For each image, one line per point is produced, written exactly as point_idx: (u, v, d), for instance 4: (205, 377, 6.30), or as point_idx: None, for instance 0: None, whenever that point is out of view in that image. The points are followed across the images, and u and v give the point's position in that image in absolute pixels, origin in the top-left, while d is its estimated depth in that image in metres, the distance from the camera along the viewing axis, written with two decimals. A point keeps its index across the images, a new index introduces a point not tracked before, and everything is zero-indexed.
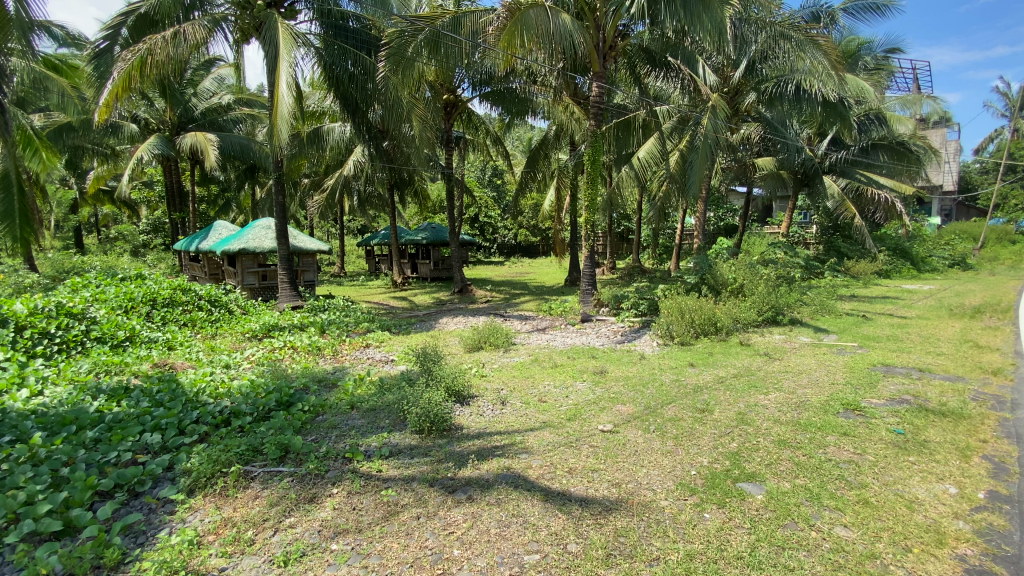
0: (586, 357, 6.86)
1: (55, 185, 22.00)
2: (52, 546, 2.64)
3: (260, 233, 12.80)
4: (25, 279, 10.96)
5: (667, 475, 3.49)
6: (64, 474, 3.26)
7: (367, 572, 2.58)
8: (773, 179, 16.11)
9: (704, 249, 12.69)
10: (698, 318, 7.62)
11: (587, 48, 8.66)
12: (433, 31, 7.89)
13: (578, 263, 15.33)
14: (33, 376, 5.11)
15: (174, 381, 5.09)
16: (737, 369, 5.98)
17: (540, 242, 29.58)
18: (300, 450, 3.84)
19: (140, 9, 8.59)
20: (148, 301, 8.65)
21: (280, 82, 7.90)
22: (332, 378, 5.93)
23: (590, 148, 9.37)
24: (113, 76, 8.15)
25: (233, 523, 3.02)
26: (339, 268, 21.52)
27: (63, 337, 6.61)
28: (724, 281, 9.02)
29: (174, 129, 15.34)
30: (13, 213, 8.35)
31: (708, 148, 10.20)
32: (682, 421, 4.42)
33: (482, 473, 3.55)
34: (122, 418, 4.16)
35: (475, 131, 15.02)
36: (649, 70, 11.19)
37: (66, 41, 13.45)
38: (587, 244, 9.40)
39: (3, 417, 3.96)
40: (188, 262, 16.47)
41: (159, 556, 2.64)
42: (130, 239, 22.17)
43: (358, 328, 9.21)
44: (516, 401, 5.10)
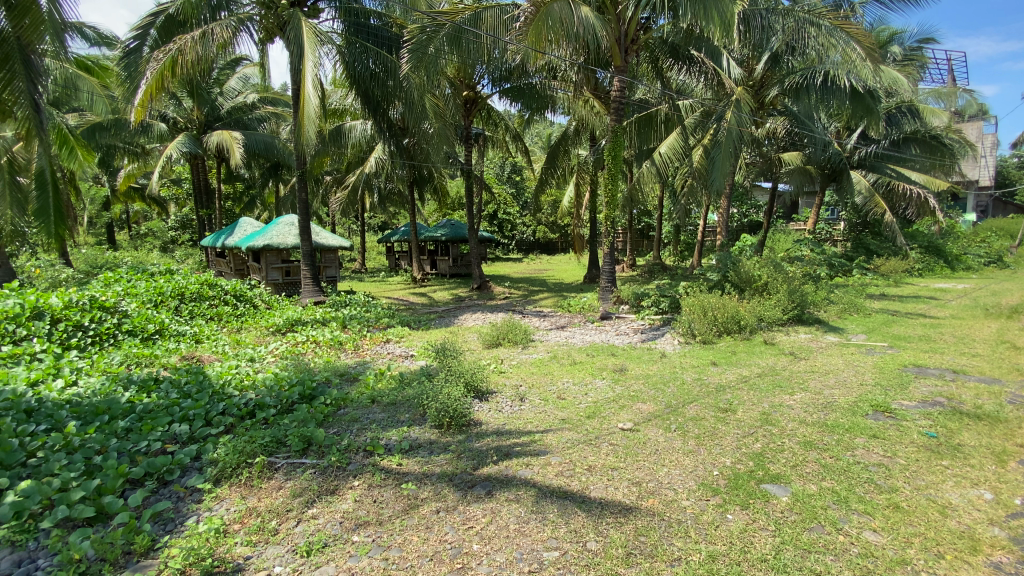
0: (605, 355, 6.77)
1: (89, 183, 22.81)
2: (85, 532, 2.73)
3: (283, 230, 13.02)
4: (61, 274, 11.39)
5: (688, 475, 3.44)
6: (96, 462, 3.37)
7: (387, 564, 2.61)
8: (799, 174, 15.70)
9: (727, 246, 12.40)
10: (720, 316, 7.48)
11: (608, 42, 8.56)
12: (453, 27, 7.89)
13: (597, 260, 15.19)
14: (68, 367, 5.31)
15: (202, 373, 5.24)
16: (761, 369, 5.85)
17: (559, 238, 29.58)
18: (322, 443, 3.90)
19: (169, 9, 8.81)
20: (177, 296, 8.89)
21: (305, 82, 8.03)
22: (353, 373, 6.02)
23: (611, 144, 9.26)
24: (146, 75, 8.39)
25: (258, 513, 3.08)
26: (361, 264, 21.80)
27: (96, 330, 6.86)
28: (748, 279, 8.83)
29: (201, 128, 15.71)
30: (48, 209, 8.69)
31: (731, 142, 10.05)
32: (705, 421, 4.35)
33: (501, 469, 3.56)
34: (152, 408, 4.30)
35: (494, 128, 14.96)
36: (671, 63, 11.01)
37: (98, 42, 13.86)
38: (608, 241, 9.30)
39: (39, 406, 4.10)
40: (214, 258, 16.84)
41: (186, 543, 2.66)
42: (159, 235, 22.89)
43: (379, 323, 9.32)
44: (535, 398, 5.09)
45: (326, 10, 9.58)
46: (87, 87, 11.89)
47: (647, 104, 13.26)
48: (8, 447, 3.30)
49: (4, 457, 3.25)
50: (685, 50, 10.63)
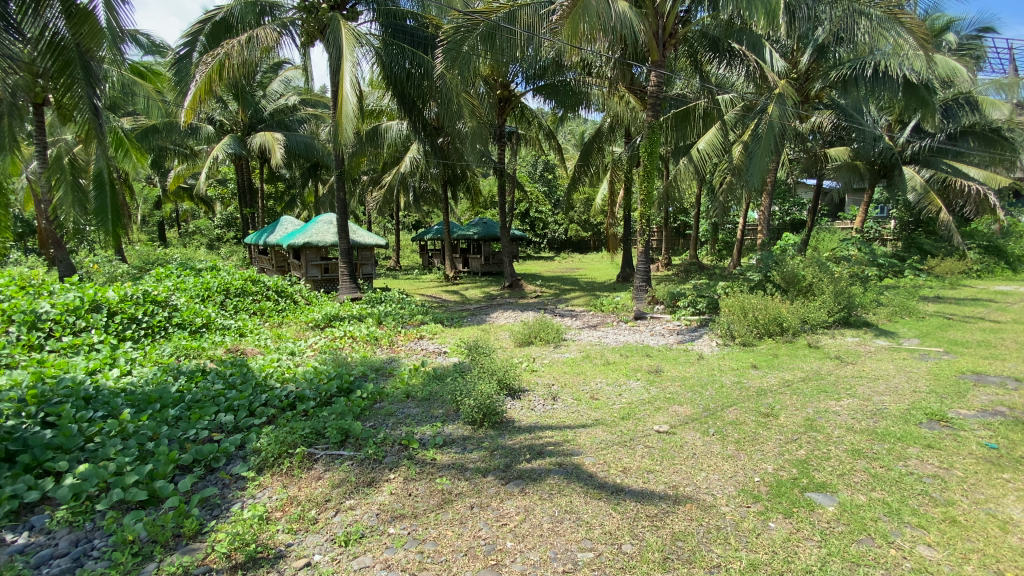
0: (640, 355, 6.67)
1: (142, 184, 24.09)
2: (138, 515, 2.87)
3: (322, 228, 13.38)
4: (117, 269, 12.06)
5: (728, 480, 3.34)
6: (148, 448, 3.55)
7: (422, 557, 2.63)
8: (847, 170, 15.01)
9: (768, 245, 11.97)
10: (762, 318, 7.23)
11: (645, 36, 8.38)
12: (489, 25, 7.85)
13: (631, 259, 14.93)
14: (122, 358, 5.62)
15: (246, 365, 5.44)
16: (805, 373, 5.62)
17: (591, 237, 29.38)
18: (359, 436, 3.98)
19: (216, 16, 9.16)
20: (222, 291, 9.26)
21: (344, 82, 8.20)
22: (388, 367, 6.14)
23: (647, 140, 9.08)
24: (196, 79, 8.76)
25: (298, 502, 3.17)
26: (395, 262, 22.19)
27: (149, 322, 7.23)
28: (791, 279, 8.50)
29: (245, 130, 16.31)
30: (107, 209, 9.36)
31: (772, 137, 9.71)
32: (745, 425, 4.22)
33: (535, 467, 3.55)
34: (200, 398, 4.50)
35: (528, 126, 14.91)
36: (711, 57, 10.65)
37: (151, 49, 14.56)
38: (643, 239, 9.11)
39: (97, 393, 4.35)
40: (257, 255, 17.47)
41: (232, 528, 2.75)
42: (206, 233, 23.96)
43: (413, 319, 9.47)
44: (567, 397, 5.06)
45: (365, 12, 9.78)
46: (143, 93, 12.59)
47: (685, 99, 12.94)
48: (68, 432, 3.52)
49: (65, 442, 3.46)
50: (726, 43, 10.29)
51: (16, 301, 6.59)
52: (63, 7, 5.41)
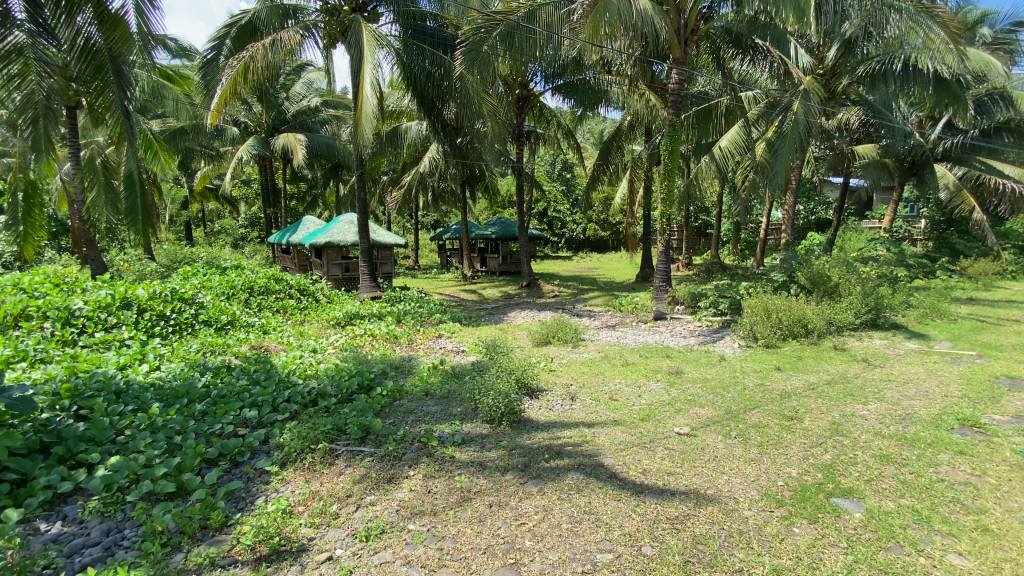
0: (660, 356, 6.60)
1: (170, 184, 24.77)
2: (166, 507, 2.95)
3: (343, 228, 13.57)
4: (147, 267, 12.43)
5: (750, 484, 3.29)
6: (177, 441, 3.66)
7: (442, 554, 2.65)
8: (875, 168, 14.62)
9: (792, 245, 11.71)
10: (786, 319, 7.08)
11: (667, 33, 8.28)
12: (508, 24, 7.83)
13: (650, 259, 14.78)
14: (152, 354, 5.78)
15: (269, 362, 5.55)
16: (831, 376, 5.49)
17: (610, 236, 29.16)
18: (379, 433, 4.03)
19: (242, 20, 9.35)
20: (247, 289, 9.46)
21: (364, 84, 8.31)
22: (407, 365, 6.19)
23: (668, 138, 8.97)
24: (222, 82, 8.97)
25: (320, 496, 3.22)
26: (415, 261, 22.38)
27: (176, 320, 7.43)
28: (816, 279, 8.31)
29: (269, 131, 16.63)
30: (136, 208, 9.65)
31: (797, 134, 9.51)
32: (768, 428, 4.14)
33: (554, 466, 3.54)
34: (225, 393, 4.61)
35: (546, 125, 14.86)
36: (734, 53, 10.58)
37: (180, 53, 14.95)
38: (663, 239, 9.01)
39: (127, 388, 4.49)
40: (280, 254, 17.80)
41: (256, 522, 2.81)
42: (231, 232, 24.53)
43: (431, 318, 9.53)
44: (586, 398, 5.03)
45: (385, 13, 9.88)
46: (171, 96, 12.95)
47: (706, 97, 12.76)
48: (100, 425, 3.64)
49: (97, 434, 3.58)
50: (749, 39, 10.24)
51: (51, 298, 6.84)
52: (95, 13, 5.56)
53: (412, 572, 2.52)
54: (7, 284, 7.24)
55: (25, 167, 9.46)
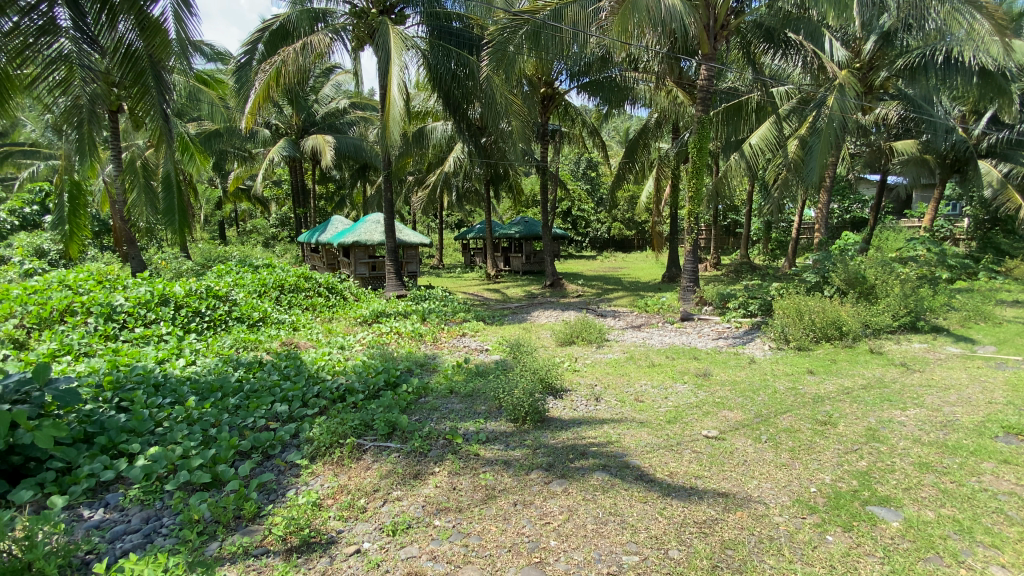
0: (687, 358, 6.50)
1: (205, 186, 25.62)
2: (202, 497, 3.06)
3: (370, 227, 13.79)
4: (183, 266, 12.86)
5: (781, 489, 3.21)
6: (211, 434, 3.79)
7: (467, 551, 2.67)
8: (914, 165, 14.06)
9: (826, 245, 11.34)
10: (819, 321, 6.89)
11: (696, 29, 8.11)
12: (534, 23, 7.78)
13: (677, 259, 14.55)
14: (188, 349, 6.00)
15: (299, 358, 5.69)
16: (867, 381, 5.30)
17: (635, 235, 28.81)
18: (405, 429, 4.09)
19: (274, 24, 9.57)
20: (278, 287, 9.70)
21: (391, 86, 8.41)
22: (432, 363, 6.25)
23: (696, 136, 8.81)
24: (255, 86, 9.23)
25: (348, 490, 3.28)
26: (439, 260, 22.57)
27: (211, 316, 7.68)
28: (851, 280, 8.04)
29: (299, 133, 17.02)
30: (173, 209, 10.02)
31: (832, 130, 9.21)
32: (800, 433, 4.02)
33: (578, 467, 3.52)
34: (257, 388, 4.75)
35: (571, 123, 14.79)
36: (766, 48, 10.35)
37: (215, 57, 15.40)
38: (690, 238, 8.85)
39: (165, 381, 4.68)
40: (309, 253, 18.19)
41: (287, 513, 2.89)
42: (262, 232, 25.24)
43: (455, 317, 9.60)
44: (611, 399, 4.98)
45: (412, 15, 10.00)
46: (207, 100, 13.38)
47: (736, 93, 12.49)
48: (140, 417, 3.80)
49: (138, 425, 3.74)
50: (782, 33, 9.99)
51: (95, 294, 7.16)
52: (135, 20, 5.66)
53: (438, 567, 2.55)
54: (54, 281, 7.60)
55: (71, 169, 9.92)
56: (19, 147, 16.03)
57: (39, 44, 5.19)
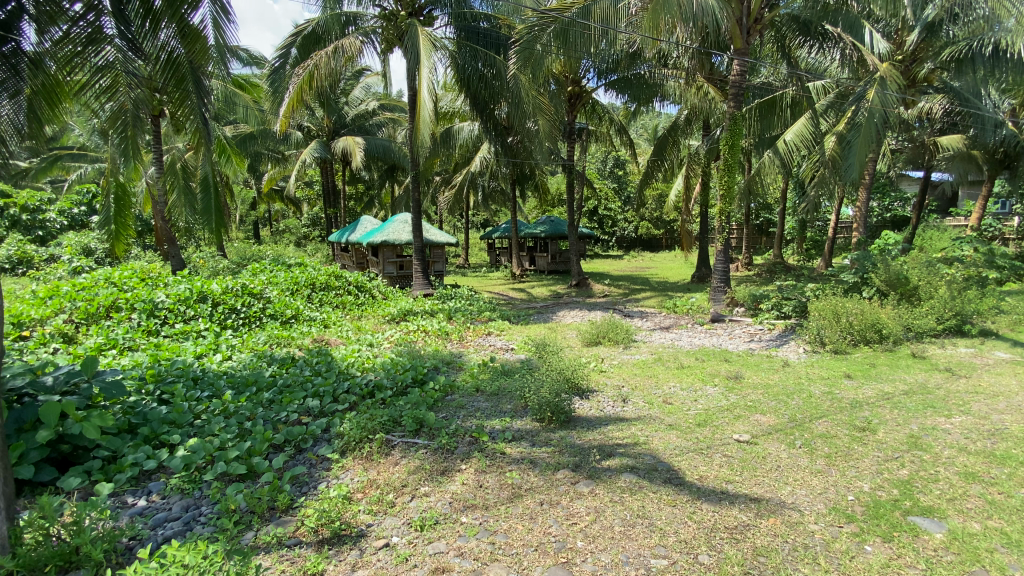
0: (718, 360, 6.36)
1: (241, 186, 26.49)
2: (238, 488, 3.16)
3: (398, 227, 13.99)
4: (219, 265, 13.29)
5: (817, 497, 3.11)
6: (247, 427, 3.92)
7: (494, 548, 2.68)
8: (960, 161, 13.44)
9: (864, 245, 10.92)
10: (857, 323, 6.65)
11: (727, 23, 7.92)
12: (562, 21, 7.72)
13: (707, 259, 14.26)
14: (224, 344, 6.21)
15: (329, 355, 5.82)
16: (908, 386, 5.07)
17: (663, 235, 28.41)
18: (433, 426, 4.14)
19: (307, 29, 9.80)
20: (309, 285, 9.93)
21: (421, 88, 8.52)
22: (458, 361, 6.30)
23: (728, 132, 8.61)
24: (289, 89, 9.49)
25: (377, 485, 3.34)
26: (465, 260, 22.72)
27: (247, 313, 7.91)
28: (893, 281, 7.73)
29: (330, 134, 17.42)
30: (210, 209, 10.41)
31: (873, 125, 8.86)
32: (837, 439, 3.89)
33: (605, 468, 3.49)
34: (290, 383, 4.90)
35: (598, 121, 14.68)
36: (802, 41, 9.91)
37: (251, 62, 15.88)
38: (721, 237, 8.67)
39: (203, 375, 4.87)
40: (338, 252, 18.57)
41: (319, 506, 2.95)
42: (294, 231, 25.96)
43: (481, 316, 9.64)
44: (638, 400, 4.92)
45: (440, 16, 10.10)
46: (242, 103, 13.80)
47: (769, 88, 12.17)
48: (180, 409, 3.97)
49: (178, 417, 3.91)
50: (819, 25, 9.50)
51: (137, 291, 7.48)
52: (176, 28, 5.69)
53: (465, 564, 2.57)
54: (101, 279, 7.99)
55: (116, 171, 10.40)
56: (69, 150, 16.89)
57: (87, 52, 5.46)
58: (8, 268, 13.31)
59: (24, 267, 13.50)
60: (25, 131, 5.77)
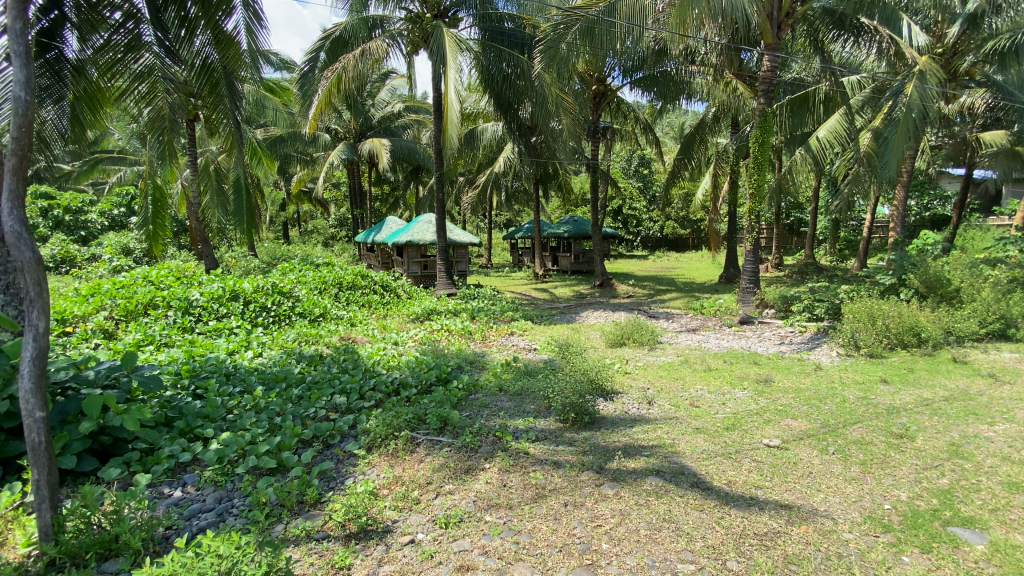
0: (747, 363, 6.23)
1: (271, 188, 27.17)
2: (269, 481, 3.25)
3: (422, 227, 14.14)
4: (250, 264, 13.66)
5: (851, 505, 3.01)
6: (277, 422, 4.02)
7: (518, 548, 2.68)
8: (1006, 157, 12.84)
9: (902, 245, 10.51)
10: (894, 326, 6.42)
11: (759, 17, 7.72)
12: (587, 19, 7.65)
13: (735, 259, 13.95)
14: (256, 341, 6.39)
15: (356, 353, 5.93)
16: (949, 392, 4.86)
17: (690, 234, 27.99)
18: (457, 424, 4.17)
19: (335, 33, 9.94)
20: (337, 284, 10.12)
21: (449, 90, 8.59)
22: (482, 361, 6.33)
23: (758, 129, 8.40)
24: (318, 92, 9.69)
25: (403, 481, 3.38)
26: (489, 259, 22.78)
27: (276, 311, 8.10)
28: (932, 283, 7.44)
29: (357, 136, 17.73)
30: (242, 210, 10.70)
31: (911, 120, 8.54)
32: (873, 446, 3.76)
33: (631, 470, 3.45)
34: (318, 379, 5.01)
35: (623, 120, 14.53)
36: (836, 34, 9.63)
37: (281, 66, 16.26)
38: (750, 237, 8.48)
39: (236, 371, 5.02)
40: (364, 252, 18.86)
41: (346, 501, 3.01)
42: (322, 231, 26.50)
43: (504, 316, 9.66)
44: (664, 403, 4.85)
45: (465, 18, 10.17)
46: (272, 106, 14.15)
47: (801, 84, 11.84)
48: (213, 404, 4.10)
49: (212, 412, 4.04)
50: (853, 19, 9.27)
51: (173, 290, 7.75)
52: (212, 33, 5.84)
53: (490, 562, 2.58)
54: (139, 277, 8.32)
55: (153, 174, 10.79)
56: (110, 154, 17.58)
57: (127, 59, 5.73)
58: (53, 266, 13.95)
59: (68, 266, 14.12)
60: (69, 136, 5.93)
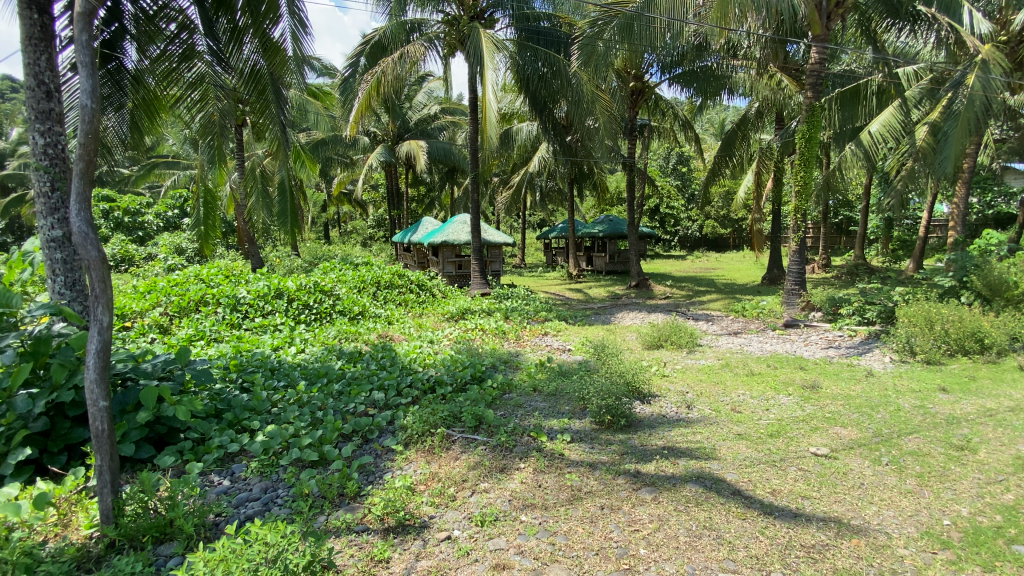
0: (792, 367, 6.00)
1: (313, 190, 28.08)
2: (311, 473, 3.37)
3: (457, 228, 14.29)
4: (293, 264, 14.15)
5: (906, 519, 2.85)
6: (319, 416, 4.15)
7: (554, 549, 2.67)
8: None
9: (961, 244, 9.87)
10: (954, 332, 6.04)
11: (806, 8, 7.42)
12: (626, 15, 7.52)
13: (778, 260, 13.44)
14: (298, 338, 6.62)
15: (393, 350, 6.06)
16: (1016, 403, 4.52)
17: (730, 234, 27.20)
18: (492, 423, 4.20)
19: (374, 37, 10.21)
20: (375, 283, 10.35)
21: (486, 90, 8.64)
22: (516, 360, 6.34)
23: (805, 125, 8.07)
24: (358, 96, 9.93)
25: (439, 478, 3.43)
26: (523, 259, 22.80)
27: (318, 309, 8.35)
28: (996, 286, 6.95)
29: (395, 138, 18.09)
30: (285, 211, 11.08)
31: (974, 112, 8.02)
32: (931, 458, 3.54)
33: (670, 475, 3.38)
34: (357, 375, 5.14)
35: (661, 117, 14.25)
36: (890, 23, 9.16)
37: (324, 71, 16.76)
38: (796, 237, 8.17)
39: (280, 366, 5.22)
40: (401, 252, 19.22)
41: (384, 495, 3.08)
42: (361, 231, 27.15)
43: (537, 316, 9.66)
44: (704, 407, 4.73)
45: (501, 18, 10.20)
46: (314, 110, 14.60)
47: (852, 77, 11.31)
48: (259, 398, 4.27)
49: (258, 405, 4.22)
50: (909, 6, 8.56)
51: (222, 288, 8.12)
52: (259, 41, 6.00)
53: (525, 562, 2.58)
54: (191, 275, 8.76)
55: (204, 177, 11.33)
56: (165, 159, 18.57)
57: (181, 68, 6.05)
58: (114, 265, 14.87)
59: (128, 264, 15.02)
60: (128, 142, 6.32)
